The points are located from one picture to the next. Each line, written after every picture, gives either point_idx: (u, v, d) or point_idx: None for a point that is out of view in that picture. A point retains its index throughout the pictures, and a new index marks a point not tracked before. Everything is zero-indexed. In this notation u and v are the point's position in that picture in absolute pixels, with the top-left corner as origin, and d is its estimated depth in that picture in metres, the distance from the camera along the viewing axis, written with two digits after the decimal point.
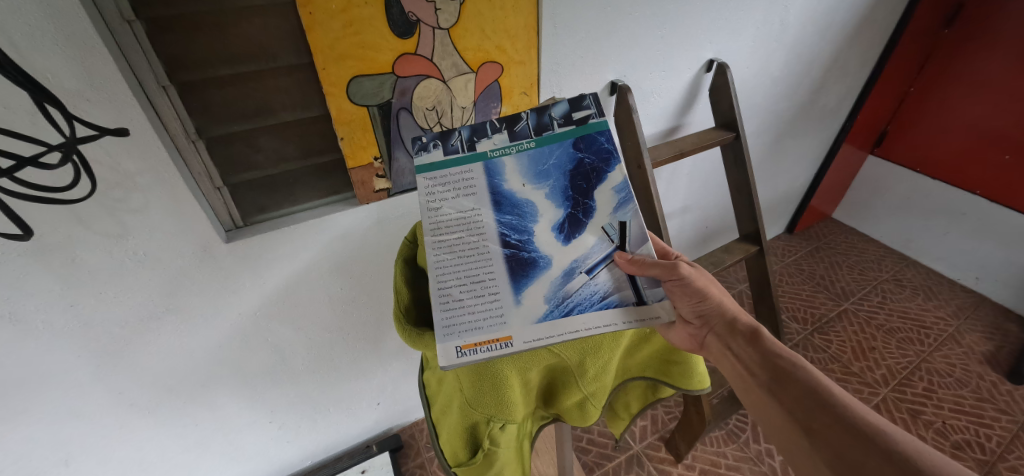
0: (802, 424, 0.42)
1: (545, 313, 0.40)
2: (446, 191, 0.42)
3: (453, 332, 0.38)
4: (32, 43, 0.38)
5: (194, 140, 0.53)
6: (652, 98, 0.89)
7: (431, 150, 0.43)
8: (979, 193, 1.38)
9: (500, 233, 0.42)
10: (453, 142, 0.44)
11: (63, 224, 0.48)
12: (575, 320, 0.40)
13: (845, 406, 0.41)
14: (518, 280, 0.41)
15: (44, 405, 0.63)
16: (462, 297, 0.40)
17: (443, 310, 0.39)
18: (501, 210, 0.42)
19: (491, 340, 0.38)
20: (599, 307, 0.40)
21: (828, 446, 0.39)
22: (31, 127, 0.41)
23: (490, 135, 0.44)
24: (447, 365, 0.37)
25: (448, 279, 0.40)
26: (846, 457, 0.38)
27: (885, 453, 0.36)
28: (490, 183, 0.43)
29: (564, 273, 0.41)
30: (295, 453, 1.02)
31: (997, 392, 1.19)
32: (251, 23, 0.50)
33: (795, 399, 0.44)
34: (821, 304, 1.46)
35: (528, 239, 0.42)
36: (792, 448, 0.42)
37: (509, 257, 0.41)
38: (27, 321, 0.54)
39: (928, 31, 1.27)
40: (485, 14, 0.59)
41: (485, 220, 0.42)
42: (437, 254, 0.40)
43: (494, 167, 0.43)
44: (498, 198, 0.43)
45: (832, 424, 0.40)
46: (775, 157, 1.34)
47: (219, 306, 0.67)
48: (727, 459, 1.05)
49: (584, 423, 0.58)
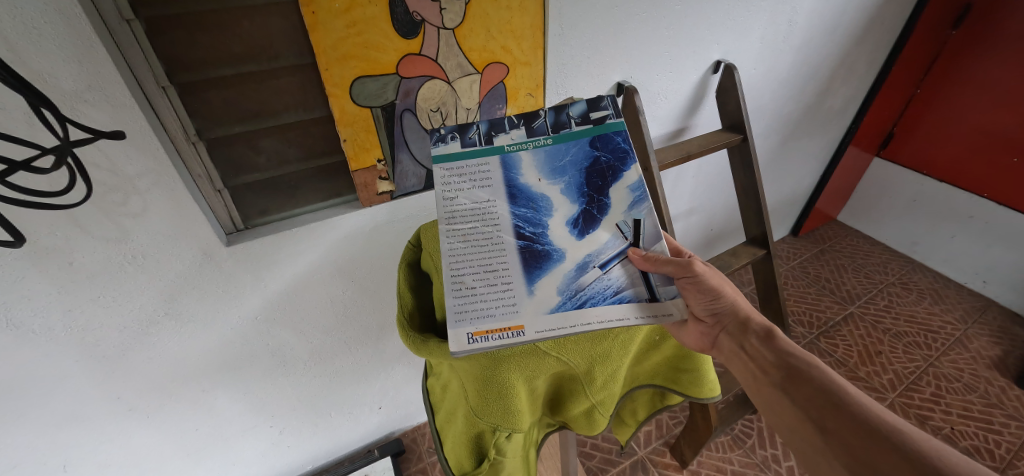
0: (817, 423, 0.40)
1: (558, 304, 0.38)
2: (463, 182, 0.41)
3: (464, 318, 0.37)
4: (30, 43, 0.37)
5: (194, 141, 0.52)
6: (658, 99, 0.87)
7: (448, 141, 0.43)
8: (987, 196, 1.36)
9: (514, 225, 0.41)
10: (471, 135, 0.43)
11: (60, 228, 0.47)
12: (588, 313, 0.38)
13: (858, 405, 0.40)
14: (531, 272, 0.39)
15: (40, 410, 0.62)
16: (475, 285, 0.38)
17: (455, 296, 0.37)
18: (516, 202, 0.41)
19: (502, 328, 0.37)
20: (612, 302, 0.39)
21: (842, 446, 0.38)
22: (27, 129, 0.40)
23: (508, 130, 0.44)
24: (458, 351, 0.35)
25: (460, 267, 0.39)
26: (862, 458, 0.37)
27: (902, 452, 0.35)
28: (505, 177, 0.42)
29: (577, 266, 0.40)
30: (297, 457, 1.01)
31: (1007, 398, 1.18)
32: (252, 23, 0.49)
33: (809, 398, 0.42)
34: (826, 307, 1.45)
35: (542, 233, 0.41)
36: (804, 448, 0.41)
37: (523, 249, 0.40)
38: (25, 326, 0.53)
39: (937, 31, 1.26)
40: (492, 15, 0.58)
41: (500, 211, 0.41)
42: (449, 242, 0.39)
43: (511, 161, 0.43)
44: (514, 191, 0.42)
45: (847, 422, 0.39)
46: (781, 159, 1.33)
47: (219, 311, 0.66)
48: (734, 465, 1.04)
49: (591, 432, 0.57)
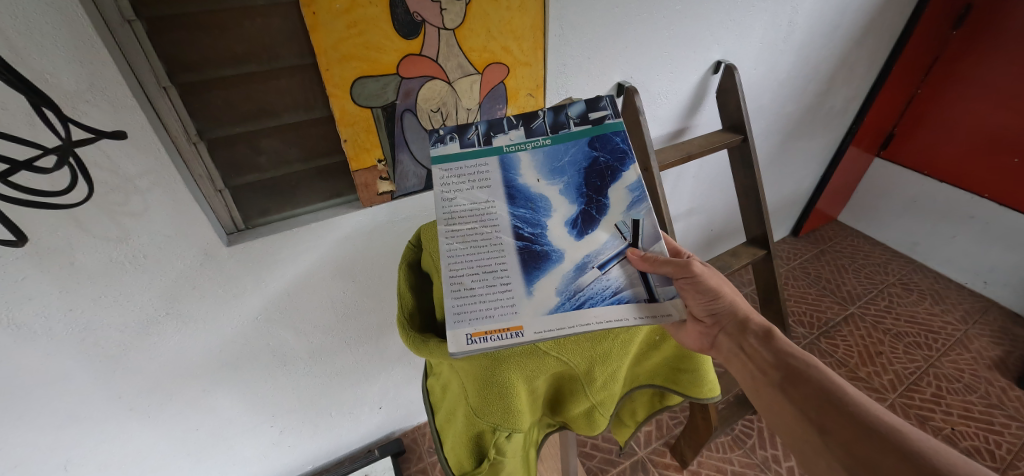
0: (816, 423, 0.40)
1: (557, 305, 0.38)
2: (462, 183, 0.41)
3: (464, 319, 0.37)
4: (31, 43, 0.37)
5: (195, 142, 0.52)
6: (659, 100, 0.87)
7: (447, 142, 0.43)
8: (988, 196, 1.36)
9: (513, 225, 0.41)
10: (470, 135, 0.43)
11: (61, 228, 0.47)
12: (587, 314, 0.38)
13: (857, 405, 0.40)
14: (530, 272, 0.40)
15: (41, 409, 0.62)
16: (474, 286, 0.38)
17: (454, 298, 0.37)
18: (515, 203, 0.41)
19: (502, 329, 0.37)
20: (611, 302, 0.39)
21: (841, 446, 0.38)
22: (29, 129, 0.40)
23: (507, 131, 0.44)
24: (457, 352, 0.35)
25: (459, 268, 0.39)
26: (861, 458, 0.37)
27: (901, 452, 0.35)
28: (504, 177, 0.42)
29: (576, 266, 0.40)
30: (298, 457, 1.01)
31: (1007, 398, 1.18)
32: (253, 23, 0.49)
33: (808, 398, 0.42)
34: (827, 308, 1.44)
35: (542, 233, 0.41)
36: (804, 448, 0.41)
37: (521, 249, 0.40)
38: (26, 326, 0.53)
39: (938, 31, 1.25)
40: (492, 15, 0.58)
41: (499, 212, 0.41)
42: (448, 243, 0.39)
43: (510, 162, 0.43)
44: (512, 192, 0.42)
45: (846, 422, 0.39)
46: (781, 160, 1.33)
47: (220, 311, 0.66)
48: (734, 466, 1.04)
49: (591, 432, 0.57)
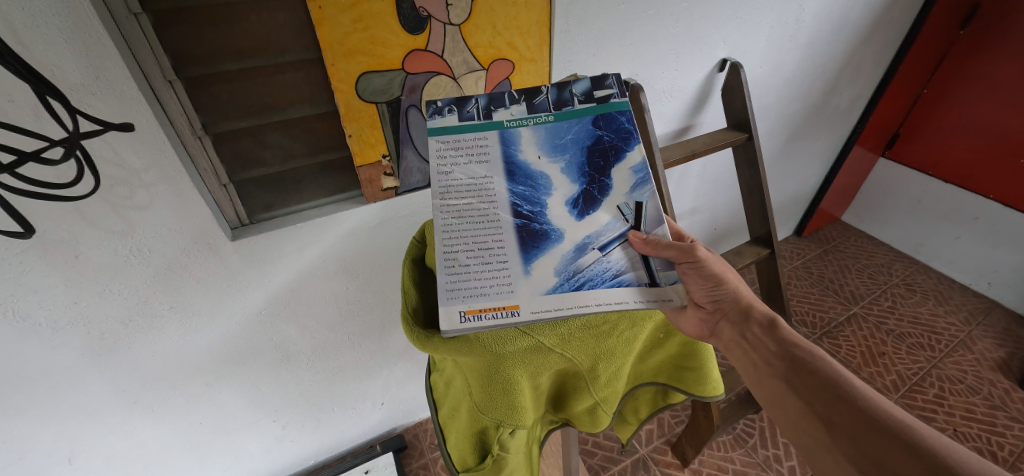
0: (822, 416, 0.40)
1: (555, 285, 0.38)
2: (459, 157, 0.41)
3: (457, 296, 0.37)
4: (36, 34, 0.37)
5: (200, 135, 0.52)
6: (664, 98, 0.87)
7: (445, 114, 0.43)
8: (993, 197, 1.35)
9: (511, 202, 0.40)
10: (469, 109, 0.43)
11: (66, 220, 0.47)
12: (586, 295, 0.38)
13: (865, 400, 0.40)
14: (529, 251, 0.39)
15: (45, 402, 0.62)
16: (469, 263, 0.38)
17: (448, 274, 0.37)
18: (514, 179, 0.41)
19: (496, 308, 0.37)
20: (612, 285, 0.39)
21: (847, 439, 0.38)
22: (35, 121, 0.40)
23: (508, 105, 0.44)
24: (449, 329, 0.35)
25: (454, 243, 0.38)
26: (867, 451, 0.36)
27: (912, 449, 0.35)
28: (504, 152, 0.42)
29: (576, 247, 0.40)
30: (299, 453, 1.01)
31: (1010, 400, 1.18)
32: (259, 18, 0.49)
33: (814, 390, 0.42)
34: (829, 308, 1.44)
35: (541, 211, 0.41)
36: (807, 441, 0.41)
37: (520, 227, 0.40)
38: (29, 318, 0.53)
39: (945, 30, 1.24)
40: (497, 11, 0.58)
41: (497, 188, 0.41)
42: (444, 218, 0.39)
43: (510, 137, 0.43)
44: (512, 168, 0.42)
45: (853, 415, 0.39)
46: (786, 159, 1.32)
47: (223, 306, 0.66)
48: (735, 464, 1.04)
49: (594, 429, 0.57)
